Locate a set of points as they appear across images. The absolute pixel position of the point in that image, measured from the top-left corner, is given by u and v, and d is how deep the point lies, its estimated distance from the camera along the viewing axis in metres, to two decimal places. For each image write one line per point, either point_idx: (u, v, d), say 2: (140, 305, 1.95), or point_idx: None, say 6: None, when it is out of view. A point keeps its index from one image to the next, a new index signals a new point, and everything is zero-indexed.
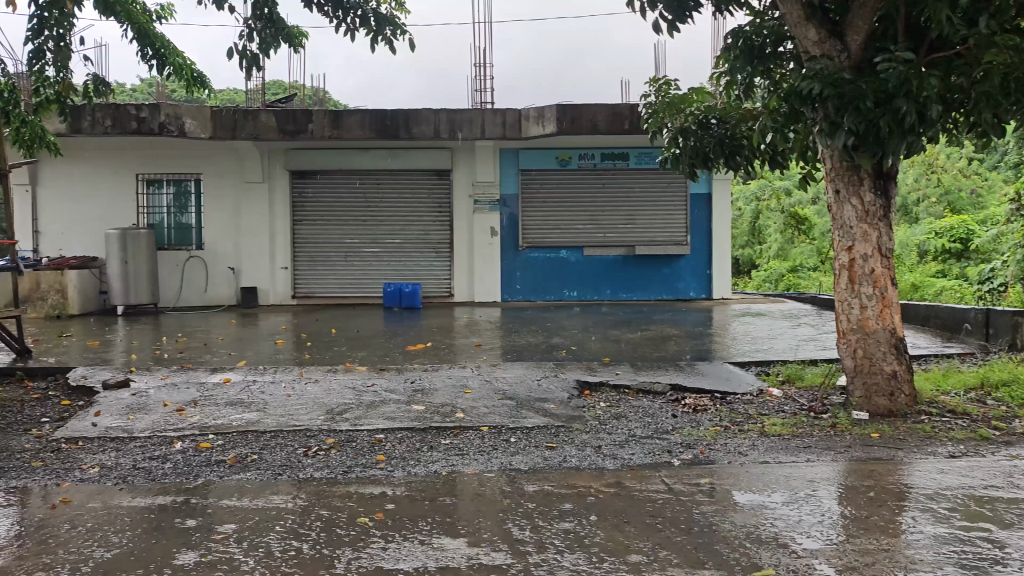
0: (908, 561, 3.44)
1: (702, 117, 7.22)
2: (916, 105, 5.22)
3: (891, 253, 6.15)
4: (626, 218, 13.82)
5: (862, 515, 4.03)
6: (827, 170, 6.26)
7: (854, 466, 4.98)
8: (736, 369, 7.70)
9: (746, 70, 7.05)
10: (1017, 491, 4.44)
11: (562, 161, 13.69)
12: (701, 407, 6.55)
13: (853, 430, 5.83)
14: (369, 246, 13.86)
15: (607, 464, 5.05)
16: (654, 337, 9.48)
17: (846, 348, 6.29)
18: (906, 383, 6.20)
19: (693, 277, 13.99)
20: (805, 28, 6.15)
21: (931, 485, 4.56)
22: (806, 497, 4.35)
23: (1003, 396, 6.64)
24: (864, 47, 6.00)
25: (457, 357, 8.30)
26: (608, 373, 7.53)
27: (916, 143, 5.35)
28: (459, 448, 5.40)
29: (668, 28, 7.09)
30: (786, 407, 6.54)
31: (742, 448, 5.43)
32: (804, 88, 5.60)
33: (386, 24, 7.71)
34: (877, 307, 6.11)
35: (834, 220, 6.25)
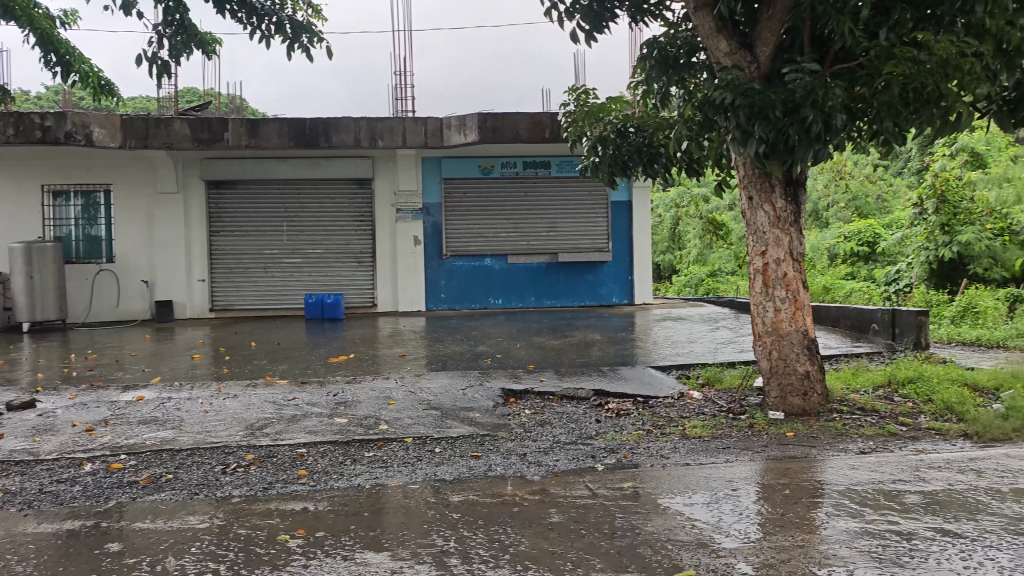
0: (822, 556, 3.54)
1: (621, 125, 7.34)
2: (822, 114, 5.41)
3: (802, 257, 6.36)
4: (548, 225, 13.92)
5: (778, 513, 4.14)
6: (740, 177, 6.43)
7: (770, 465, 5.12)
8: (658, 373, 7.84)
9: (661, 80, 7.19)
10: (924, 484, 4.64)
11: (484, 170, 13.71)
12: (624, 412, 6.64)
13: (769, 429, 6.00)
14: (289, 257, 13.61)
15: (531, 471, 5.07)
16: (578, 343, 9.58)
17: (762, 350, 6.46)
18: (818, 383, 6.41)
19: (615, 283, 14.19)
20: (717, 39, 6.33)
21: (844, 481, 4.72)
22: (725, 497, 4.46)
23: (909, 392, 6.94)
24: (772, 58, 6.20)
25: (380, 368, 8.21)
26: (533, 380, 7.57)
27: (823, 151, 5.54)
28: (383, 460, 5.34)
29: (585, 38, 7.21)
30: (706, 409, 6.69)
31: (664, 451, 5.52)
32: (716, 97, 5.76)
33: (303, 32, 7.61)
34: (790, 308, 6.30)
35: (747, 225, 6.42)
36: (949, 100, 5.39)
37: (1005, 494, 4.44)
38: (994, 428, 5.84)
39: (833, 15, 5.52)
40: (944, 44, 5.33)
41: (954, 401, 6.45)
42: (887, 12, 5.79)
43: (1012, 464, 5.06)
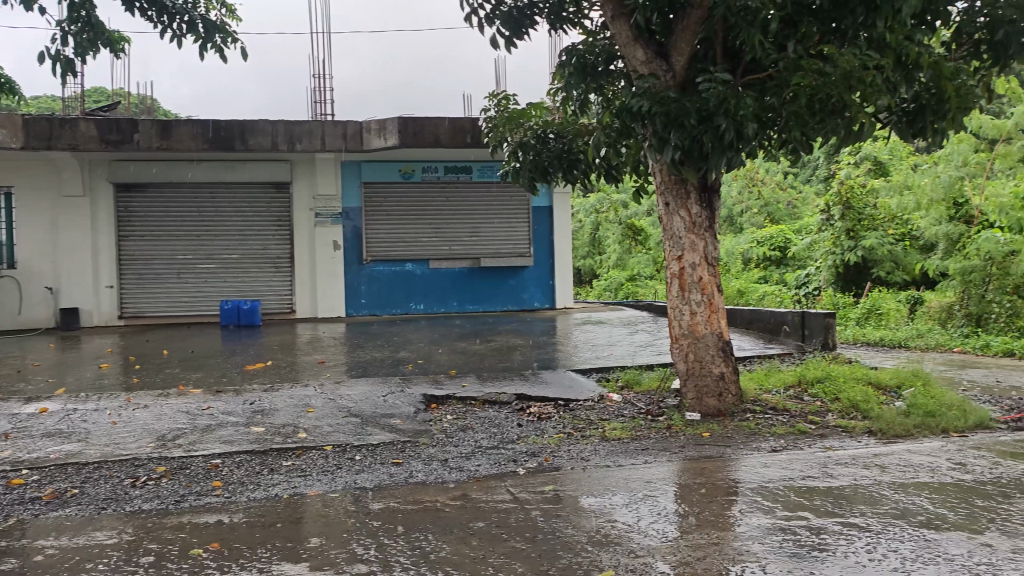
0: (735, 552, 3.64)
1: (541, 131, 7.42)
2: (734, 123, 5.57)
3: (716, 261, 6.53)
4: (470, 231, 13.92)
5: (694, 512, 4.23)
6: (657, 183, 6.55)
7: (687, 464, 5.24)
8: (579, 376, 7.92)
9: (580, 87, 7.29)
10: (832, 480, 4.81)
11: (405, 174, 13.64)
12: (545, 415, 6.69)
13: (686, 430, 6.14)
14: (203, 263, 13.23)
15: (452, 477, 5.06)
16: (499, 348, 9.60)
17: (678, 352, 6.60)
18: (733, 384, 6.59)
19: (537, 288, 14.30)
20: (634, 48, 6.46)
21: (756, 479, 4.86)
22: (644, 497, 4.54)
23: (818, 391, 7.19)
24: (686, 67, 6.36)
25: (299, 375, 8.05)
26: (455, 385, 7.53)
27: (735, 159, 5.71)
28: (301, 469, 5.24)
29: (505, 44, 7.26)
30: (625, 411, 6.80)
31: (585, 454, 5.58)
32: (633, 105, 5.86)
33: (216, 32, 7.42)
34: (705, 311, 6.45)
35: (664, 230, 6.56)
36: (852, 111, 5.62)
37: (907, 487, 4.64)
38: (896, 425, 6.11)
39: (743, 27, 5.72)
40: (847, 57, 5.55)
41: (860, 399, 6.72)
42: (795, 25, 6.06)
43: (913, 459, 5.30)
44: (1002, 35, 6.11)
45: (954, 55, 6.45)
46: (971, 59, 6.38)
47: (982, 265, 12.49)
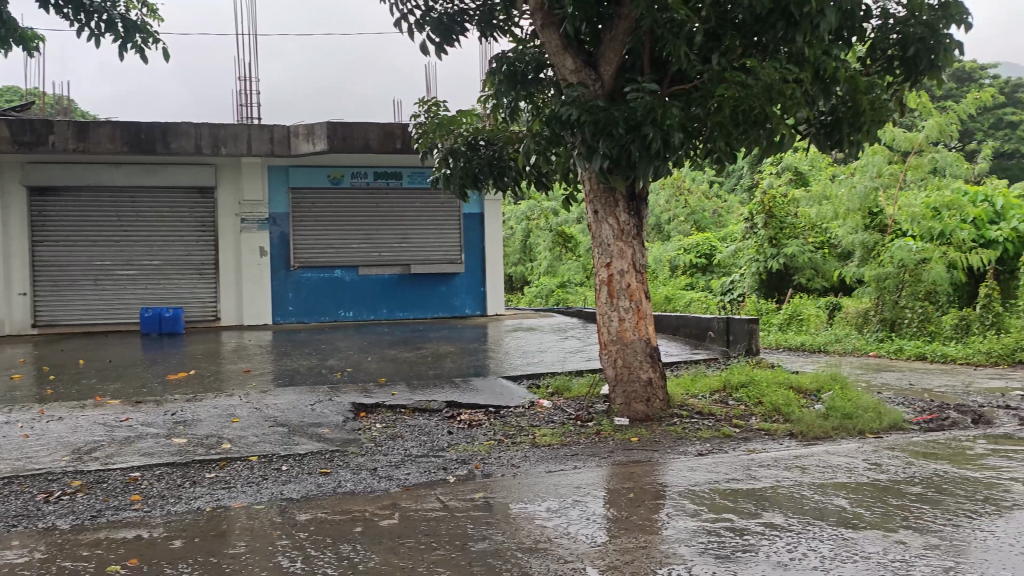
0: (663, 556, 3.69)
1: (471, 138, 7.43)
2: (661, 132, 5.67)
3: (644, 268, 6.63)
4: (400, 237, 13.81)
5: (622, 516, 4.28)
6: (586, 191, 6.62)
7: (615, 469, 5.30)
8: (509, 383, 7.93)
9: (510, 94, 7.33)
10: (755, 482, 4.93)
11: (334, 179, 13.48)
12: (476, 423, 6.67)
13: (614, 435, 6.21)
14: (123, 269, 12.81)
15: (382, 486, 5.00)
16: (430, 355, 9.54)
17: (607, 358, 6.67)
18: (660, 389, 6.69)
19: (468, 295, 14.28)
20: (563, 57, 6.51)
21: (682, 482, 4.94)
22: (574, 503, 4.57)
23: (742, 396, 7.37)
24: (615, 77, 6.46)
25: (223, 384, 7.86)
26: (384, 393, 7.45)
27: (662, 168, 5.81)
28: (225, 481, 5.11)
29: (435, 51, 7.26)
30: (555, 418, 6.84)
31: (515, 460, 5.59)
32: (563, 114, 5.92)
33: (136, 31, 7.22)
34: (633, 318, 6.55)
35: (593, 238, 6.64)
36: (773, 122, 5.75)
37: (825, 488, 4.79)
38: (816, 427, 6.31)
39: (669, 39, 5.82)
40: (768, 70, 5.71)
41: (781, 403, 6.92)
42: (718, 38, 6.21)
43: (832, 460, 5.47)
44: (913, 52, 6.37)
45: (868, 71, 6.69)
46: (884, 74, 6.62)
47: (895, 272, 13.02)
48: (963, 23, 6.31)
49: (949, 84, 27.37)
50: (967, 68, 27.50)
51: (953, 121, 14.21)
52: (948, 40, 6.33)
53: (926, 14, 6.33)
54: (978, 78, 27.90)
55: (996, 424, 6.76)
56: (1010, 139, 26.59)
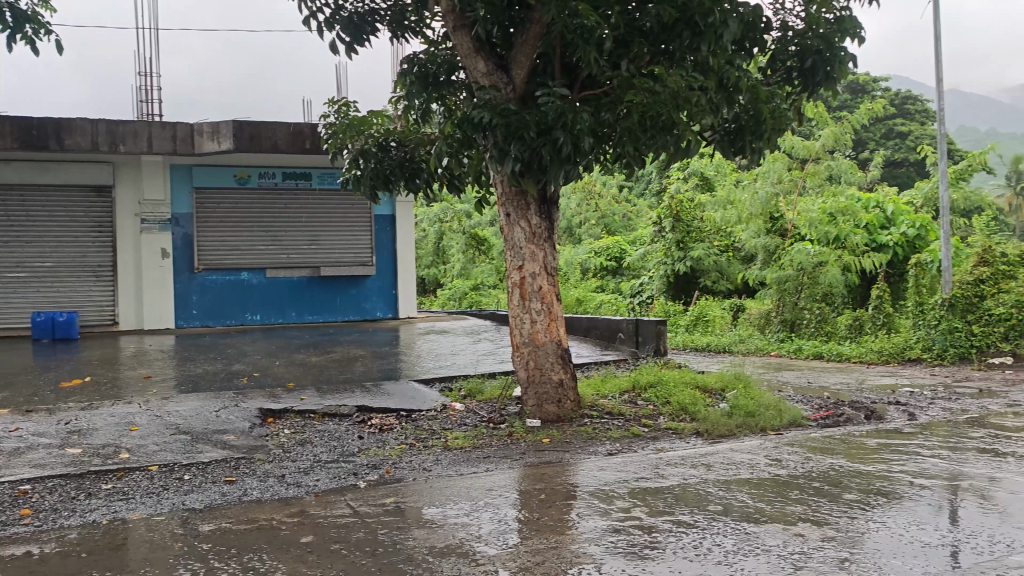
0: (573, 555, 3.73)
1: (383, 140, 7.37)
2: (571, 137, 5.75)
3: (555, 271, 6.70)
4: (310, 239, 13.54)
5: (534, 517, 4.31)
6: (498, 194, 6.65)
7: (527, 471, 5.32)
8: (421, 386, 7.86)
9: (422, 96, 7.28)
10: (663, 480, 5.04)
11: (241, 179, 13.13)
12: (387, 427, 6.60)
13: (526, 437, 6.24)
14: (12, 271, 12.14)
15: (289, 493, 4.89)
16: (340, 359, 9.40)
17: (518, 360, 6.70)
18: (571, 390, 6.76)
19: (379, 297, 14.13)
20: (474, 59, 6.51)
21: (593, 482, 5.01)
22: (485, 506, 4.56)
23: (650, 396, 7.52)
24: (526, 81, 6.50)
25: (121, 391, 7.53)
26: (293, 399, 7.29)
27: (573, 172, 5.89)
28: (122, 492, 4.90)
29: (345, 50, 7.16)
30: (467, 421, 6.83)
31: (426, 464, 5.56)
32: (475, 116, 5.91)
33: (26, 22, 6.87)
34: (545, 320, 6.60)
35: (505, 241, 6.65)
36: (680, 128, 5.90)
37: (729, 484, 4.93)
38: (721, 425, 6.50)
39: (580, 45, 5.88)
40: (675, 78, 5.85)
41: (688, 402, 7.10)
42: (627, 45, 6.29)
43: (736, 457, 5.65)
44: (811, 63, 6.64)
45: (769, 81, 6.93)
46: (783, 84, 6.88)
47: (795, 274, 13.53)
48: (856, 37, 6.62)
49: (843, 95, 28.66)
50: (861, 81, 28.83)
51: (848, 131, 14.89)
52: (842, 52, 6.63)
53: (823, 27, 6.61)
54: (871, 90, 29.31)
55: (887, 420, 7.11)
56: (899, 148, 28.05)
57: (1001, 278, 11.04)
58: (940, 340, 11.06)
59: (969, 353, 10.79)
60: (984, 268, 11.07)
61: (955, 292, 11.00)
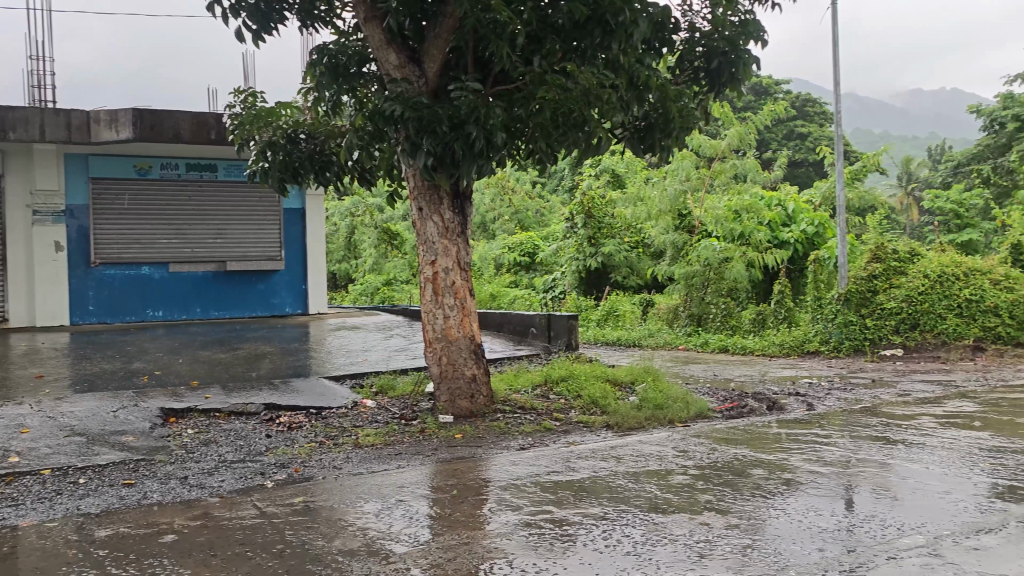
0: (485, 550, 3.72)
1: (291, 131, 7.20)
2: (484, 131, 5.73)
3: (468, 267, 6.69)
4: (215, 232, 13.13)
5: (446, 514, 4.29)
6: (410, 188, 6.59)
7: (439, 467, 5.29)
8: (331, 384, 7.72)
9: (333, 88, 7.10)
10: (574, 473, 5.10)
11: (141, 170, 12.61)
12: (296, 425, 6.47)
13: (439, 433, 6.21)
14: None
15: (192, 495, 4.73)
16: (248, 356, 9.15)
17: (431, 356, 6.66)
18: (484, 386, 6.76)
19: (288, 293, 13.84)
20: (386, 51, 6.42)
21: (505, 476, 5.02)
22: (396, 503, 4.51)
23: (562, 390, 7.59)
24: (439, 74, 6.45)
25: (10, 392, 7.13)
26: (196, 397, 7.05)
27: (486, 167, 5.87)
28: (12, 498, 4.64)
29: (252, 38, 6.96)
30: (379, 418, 6.74)
31: (336, 462, 5.47)
32: (387, 109, 5.84)
33: None
34: (458, 316, 6.59)
35: (418, 236, 6.60)
36: (592, 125, 5.95)
37: (639, 476, 5.01)
38: (630, 418, 6.61)
39: (493, 39, 5.87)
40: (587, 75, 5.91)
41: (598, 395, 7.20)
42: (539, 41, 6.32)
43: (645, 449, 5.76)
44: (717, 64, 6.83)
45: (678, 80, 7.07)
46: (691, 84, 7.04)
47: (702, 270, 13.94)
48: (759, 40, 6.83)
49: (748, 97, 29.61)
50: (764, 83, 29.85)
51: (751, 131, 15.41)
52: (746, 54, 6.84)
53: (729, 29, 6.78)
54: (773, 92, 30.37)
55: (787, 410, 7.38)
56: (799, 148, 29.18)
57: (892, 274, 11.55)
58: (836, 333, 11.52)
59: (863, 345, 11.31)
60: (877, 264, 11.59)
61: (850, 287, 11.49)
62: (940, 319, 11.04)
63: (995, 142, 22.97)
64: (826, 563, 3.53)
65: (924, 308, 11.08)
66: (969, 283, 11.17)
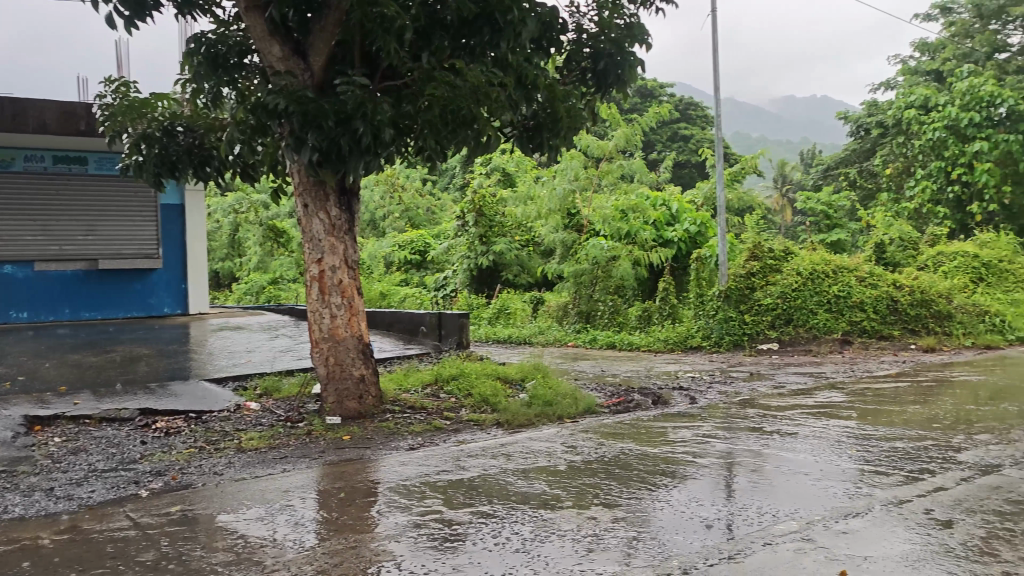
0: (372, 554, 3.66)
1: (167, 123, 6.88)
2: (371, 127, 5.63)
3: (355, 265, 6.57)
4: (86, 229, 12.38)
5: (332, 517, 4.19)
6: (295, 184, 6.41)
7: (327, 469, 5.19)
8: (212, 386, 7.44)
9: (211, 79, 6.87)
10: (463, 472, 5.08)
11: (3, 163, 11.66)
12: (174, 430, 6.20)
13: (326, 434, 6.09)
14: None
15: (60, 508, 4.45)
16: (122, 359, 8.70)
17: (318, 356, 6.51)
18: (372, 386, 6.66)
19: (166, 293, 13.28)
20: (269, 43, 6.24)
21: (394, 477, 4.95)
22: (281, 508, 4.38)
23: (452, 389, 7.56)
24: (324, 68, 6.30)
25: None
26: (64, 403, 6.65)
27: (374, 163, 5.78)
28: None
29: (124, 24, 6.61)
30: (263, 420, 6.54)
31: (217, 468, 5.26)
32: (269, 102, 5.64)
33: None
34: (346, 315, 6.46)
35: (302, 233, 6.43)
36: (480, 123, 5.91)
37: (528, 474, 5.04)
38: (521, 415, 6.65)
39: (379, 34, 5.76)
40: (474, 73, 5.90)
41: (489, 393, 7.21)
42: (427, 37, 6.26)
43: (534, 445, 5.81)
44: (603, 65, 6.95)
45: (566, 80, 7.16)
46: (579, 84, 7.13)
47: (590, 268, 14.22)
48: (644, 44, 7.00)
49: (634, 99, 30.43)
50: (649, 86, 30.72)
51: (637, 133, 15.83)
52: (631, 57, 6.99)
53: (614, 31, 6.91)
54: (658, 95, 31.30)
55: (671, 404, 7.60)
56: (683, 150, 30.16)
57: (768, 271, 12.05)
58: (717, 329, 11.97)
59: (742, 340, 11.78)
60: (755, 262, 12.09)
61: (730, 284, 11.96)
62: (812, 314, 11.60)
63: (860, 147, 24.44)
64: (707, 552, 3.64)
65: (797, 304, 11.63)
66: (837, 280, 11.80)
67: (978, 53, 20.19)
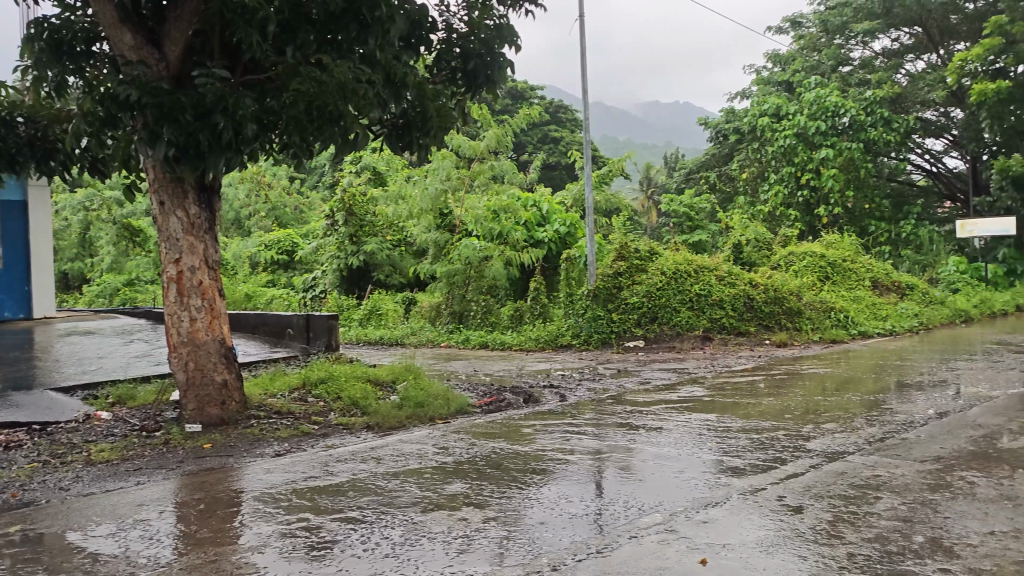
0: (234, 567, 3.51)
1: (6, 114, 6.38)
2: (232, 122, 5.40)
3: (216, 265, 6.31)
4: None
5: (190, 531, 3.99)
6: (149, 181, 6.08)
7: (186, 480, 4.94)
8: (58, 395, 6.94)
9: (54, 66, 6.33)
10: (331, 477, 4.96)
11: None
12: (14, 444, 5.74)
13: (186, 443, 5.81)
14: None
15: None
16: None
17: (176, 361, 6.19)
18: (235, 391, 6.40)
19: (7, 295, 12.31)
20: (120, 31, 5.89)
21: (258, 486, 4.78)
22: (134, 523, 4.14)
23: (321, 392, 7.38)
24: (181, 58, 6.00)
25: None
26: None
27: (235, 160, 5.55)
28: None
29: None
30: (116, 430, 6.17)
31: (63, 483, 4.92)
32: (120, 93, 5.31)
33: None
34: (206, 317, 6.18)
35: (159, 232, 6.11)
36: (347, 121, 5.79)
37: (399, 477, 4.97)
38: (391, 418, 6.57)
39: (241, 25, 5.53)
40: (341, 68, 5.74)
41: (359, 396, 7.08)
42: (292, 31, 6.08)
43: (405, 448, 5.74)
44: (473, 65, 6.95)
45: (436, 80, 7.11)
46: (449, 84, 7.09)
47: (462, 268, 14.33)
48: (513, 45, 7.04)
49: (504, 100, 30.73)
50: (519, 87, 31.15)
51: (508, 134, 15.97)
52: (501, 58, 7.02)
53: (484, 32, 6.93)
54: (528, 97, 31.78)
55: (542, 402, 7.71)
56: (553, 152, 30.75)
57: (634, 271, 12.48)
58: (586, 327, 12.25)
59: (609, 338, 12.07)
60: (621, 262, 12.49)
61: (598, 284, 12.27)
62: (676, 312, 12.03)
63: (718, 152, 25.62)
64: (575, 548, 3.70)
65: (661, 303, 12.04)
66: (698, 279, 12.34)
67: (824, 65, 21.57)
